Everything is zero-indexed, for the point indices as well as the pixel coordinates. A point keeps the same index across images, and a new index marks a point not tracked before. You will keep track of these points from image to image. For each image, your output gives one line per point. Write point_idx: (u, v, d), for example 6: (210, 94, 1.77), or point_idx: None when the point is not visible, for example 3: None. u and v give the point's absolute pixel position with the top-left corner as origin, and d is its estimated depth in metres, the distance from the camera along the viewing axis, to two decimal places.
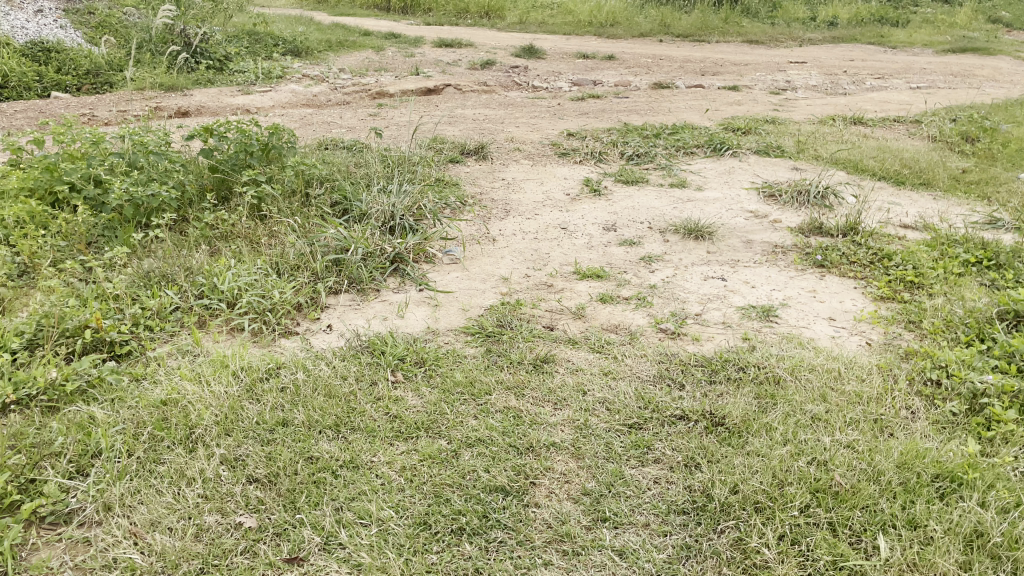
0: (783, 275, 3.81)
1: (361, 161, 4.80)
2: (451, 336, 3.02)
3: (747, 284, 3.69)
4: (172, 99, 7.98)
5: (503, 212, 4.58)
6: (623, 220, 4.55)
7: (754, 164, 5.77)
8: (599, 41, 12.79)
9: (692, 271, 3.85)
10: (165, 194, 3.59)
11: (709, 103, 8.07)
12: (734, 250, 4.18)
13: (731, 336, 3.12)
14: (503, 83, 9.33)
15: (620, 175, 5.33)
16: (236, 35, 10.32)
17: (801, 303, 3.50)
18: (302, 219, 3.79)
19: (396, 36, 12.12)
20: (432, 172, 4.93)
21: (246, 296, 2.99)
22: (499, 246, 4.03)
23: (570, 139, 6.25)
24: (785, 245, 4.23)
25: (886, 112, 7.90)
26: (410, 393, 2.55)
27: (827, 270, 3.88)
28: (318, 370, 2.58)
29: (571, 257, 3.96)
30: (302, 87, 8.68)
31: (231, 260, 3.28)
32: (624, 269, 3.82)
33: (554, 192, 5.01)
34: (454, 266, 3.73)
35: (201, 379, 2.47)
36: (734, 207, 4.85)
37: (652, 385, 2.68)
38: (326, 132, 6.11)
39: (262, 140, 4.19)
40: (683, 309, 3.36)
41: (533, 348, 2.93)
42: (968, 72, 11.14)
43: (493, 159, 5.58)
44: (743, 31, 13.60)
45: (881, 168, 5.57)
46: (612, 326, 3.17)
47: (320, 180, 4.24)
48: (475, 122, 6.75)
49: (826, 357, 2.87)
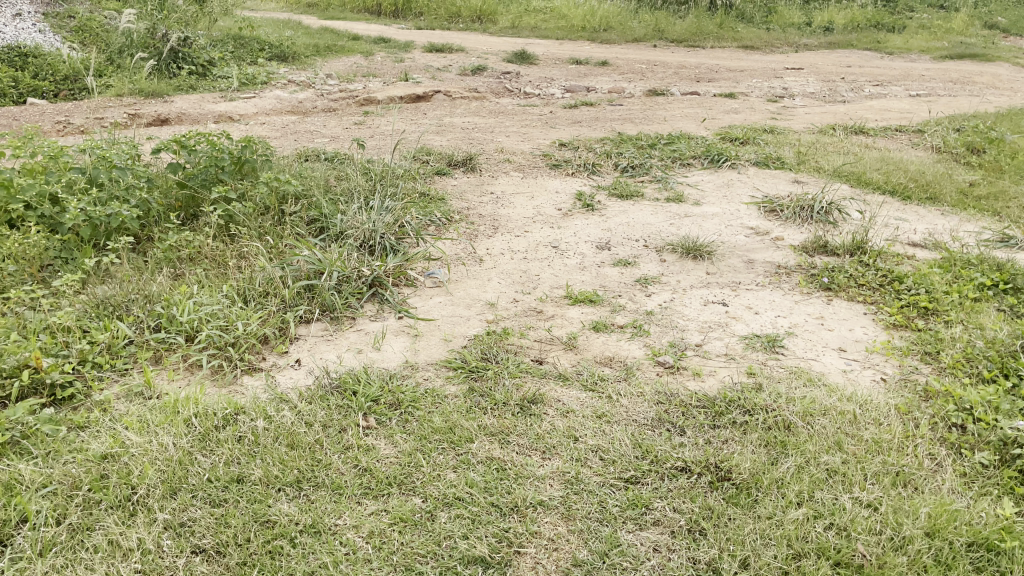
0: (788, 299, 3.58)
1: (342, 175, 4.56)
2: (431, 371, 2.78)
3: (750, 310, 3.45)
4: (152, 106, 7.73)
5: (490, 228, 4.34)
6: (618, 237, 4.31)
7: (753, 176, 5.55)
8: (592, 46, 12.57)
9: (692, 294, 3.61)
10: (126, 213, 3.34)
11: (705, 112, 7.86)
12: (735, 271, 3.94)
13: (735, 371, 2.88)
14: (494, 90, 9.10)
15: (614, 189, 5.10)
16: (221, 39, 10.07)
17: (809, 331, 3.27)
18: (275, 240, 3.55)
19: (386, 41, 11.87)
20: (417, 185, 4.69)
21: (206, 328, 2.75)
22: (486, 267, 3.78)
23: (562, 150, 6.02)
24: (788, 266, 4.00)
25: (886, 121, 7.69)
26: (383, 441, 2.31)
27: (834, 294, 3.65)
28: (281, 416, 2.34)
29: (562, 279, 3.72)
30: (287, 94, 8.44)
31: (193, 287, 3.03)
32: (619, 292, 3.59)
33: (544, 207, 4.77)
34: (437, 290, 3.48)
35: (148, 428, 2.22)
36: (734, 224, 4.62)
37: (650, 430, 2.44)
38: (308, 141, 5.86)
39: (235, 152, 3.94)
40: (683, 339, 3.12)
41: (519, 386, 2.69)
42: (967, 79, 10.95)
43: (481, 171, 5.35)
44: (738, 36, 13.40)
45: (886, 181, 5.35)
46: (606, 359, 2.94)
47: (297, 196, 4.00)
48: (464, 131, 6.51)
49: (839, 396, 2.64)
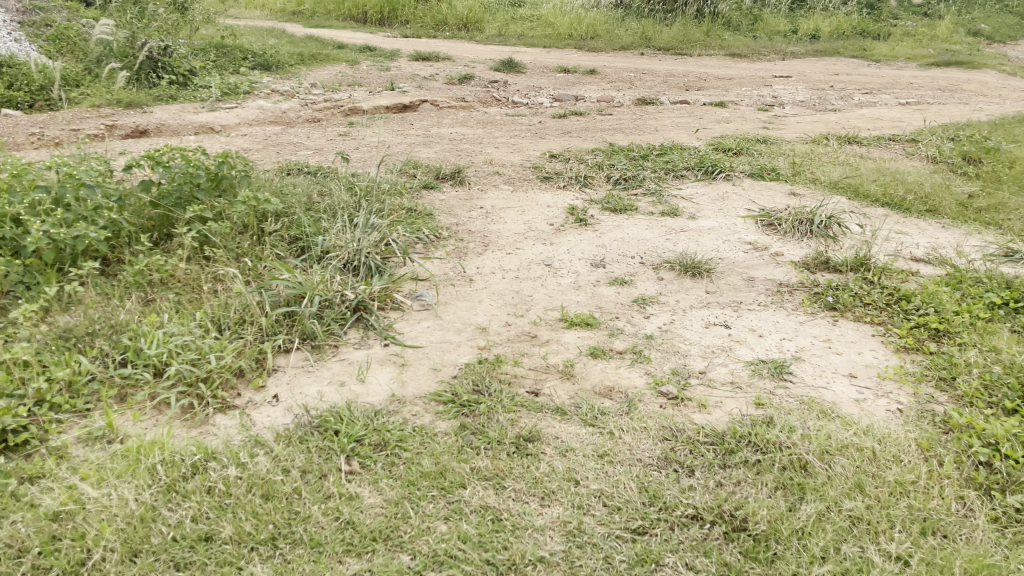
0: (793, 320, 3.42)
1: (325, 190, 4.37)
2: (419, 406, 2.59)
3: (754, 332, 3.29)
4: (131, 116, 7.51)
5: (480, 245, 4.17)
6: (613, 254, 4.15)
7: (749, 188, 5.40)
8: (580, 54, 12.44)
9: (692, 315, 3.45)
10: (93, 234, 3.14)
11: (697, 121, 7.72)
12: (736, 289, 3.78)
13: (743, 402, 2.71)
14: (481, 99, 8.94)
15: (608, 202, 4.94)
16: (202, 48, 9.85)
17: (817, 355, 3.11)
18: (253, 261, 3.36)
19: (372, 49, 11.70)
20: (404, 200, 4.51)
21: (177, 361, 2.56)
22: (476, 287, 3.60)
23: (553, 161, 5.86)
24: (790, 283, 3.85)
25: (879, 130, 7.58)
26: (368, 489, 2.14)
27: (839, 314, 3.50)
28: (256, 463, 2.16)
29: (556, 300, 3.54)
30: (270, 103, 8.24)
31: (164, 317, 2.84)
32: (617, 314, 3.42)
33: (536, 222, 4.60)
34: (424, 313, 3.30)
35: (109, 479, 2.05)
36: (732, 239, 4.47)
37: (655, 471, 2.28)
38: (290, 154, 5.67)
39: (212, 168, 3.76)
40: (686, 365, 2.95)
41: (515, 422, 2.51)
42: (955, 86, 10.90)
43: (470, 184, 5.17)
44: (725, 44, 13.31)
45: (883, 193, 5.22)
46: (605, 389, 2.76)
47: (278, 214, 3.82)
48: (451, 142, 6.34)
49: (855, 430, 2.48)
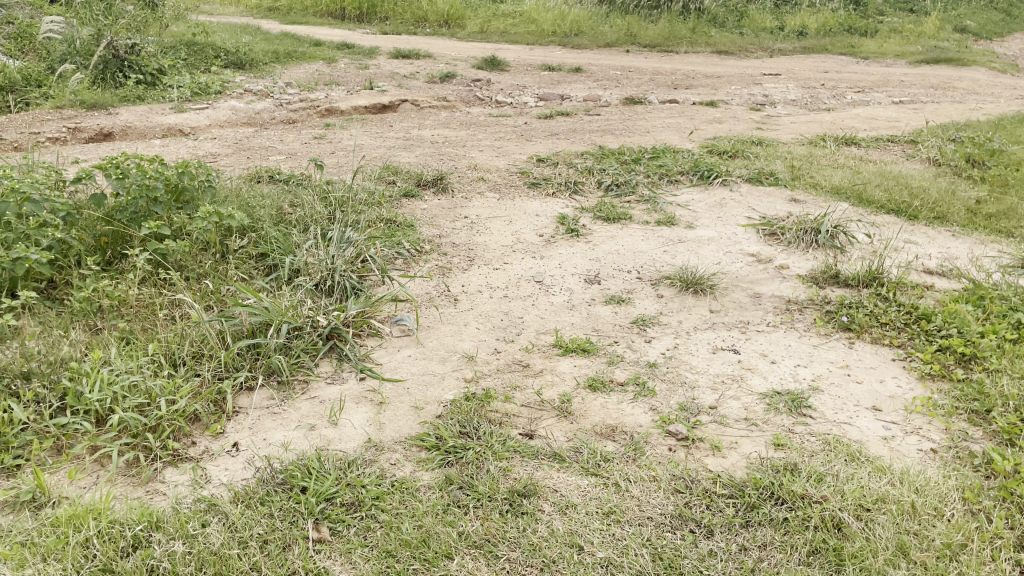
0: (806, 344, 3.15)
1: (298, 201, 4.07)
2: (399, 453, 2.30)
3: (765, 358, 3.01)
4: (94, 118, 7.16)
5: (465, 260, 3.88)
6: (608, 268, 3.87)
7: (747, 194, 5.14)
8: (564, 52, 12.16)
9: (697, 339, 3.17)
10: (34, 257, 2.83)
11: (688, 122, 7.46)
12: (741, 308, 3.51)
13: (760, 442, 2.44)
14: (464, 98, 8.64)
15: (600, 211, 4.66)
16: (173, 46, 9.50)
17: (836, 385, 2.84)
18: (215, 283, 3.06)
19: (349, 46, 11.36)
20: (383, 210, 4.22)
21: (122, 406, 2.24)
22: (461, 309, 3.31)
23: (540, 165, 5.57)
24: (799, 301, 3.58)
25: (876, 130, 7.35)
26: (340, 563, 1.85)
27: (855, 337, 3.23)
28: (211, 532, 1.87)
29: (549, 322, 3.26)
30: (243, 103, 7.90)
31: (110, 351, 2.53)
32: (615, 338, 3.14)
33: (524, 233, 4.32)
34: (405, 340, 3.00)
35: (33, 560, 1.75)
36: (733, 250, 4.20)
37: (668, 532, 2.01)
38: (262, 159, 5.36)
39: (171, 180, 3.44)
40: (694, 399, 2.67)
41: (507, 472, 2.22)
42: (947, 84, 10.71)
43: (453, 192, 4.88)
44: (712, 41, 13.06)
45: (888, 199, 4.97)
46: (607, 429, 2.48)
47: (244, 229, 3.52)
48: (433, 145, 6.04)
49: (890, 478, 2.20)
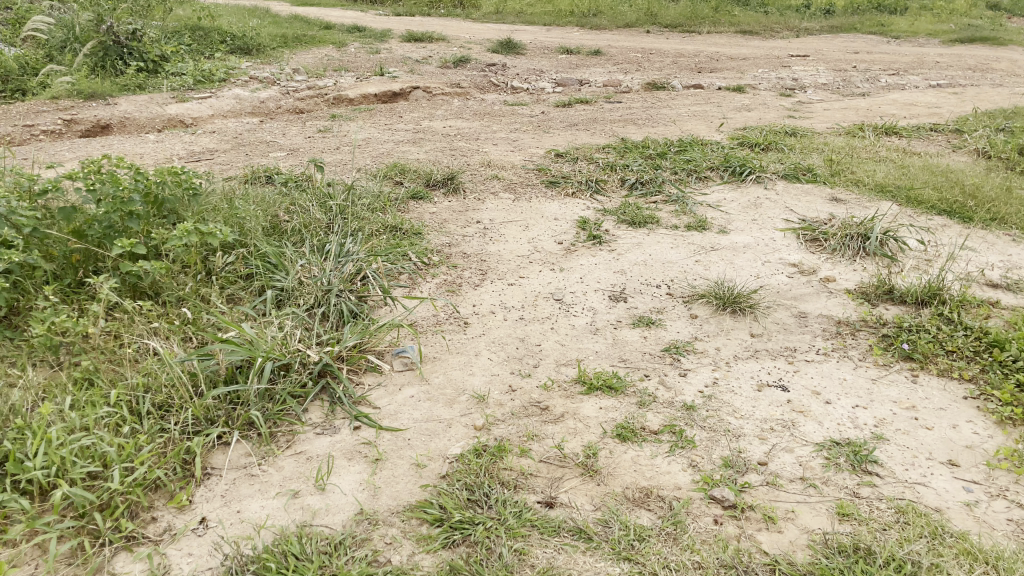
0: (863, 378, 2.77)
1: (295, 208, 3.74)
2: (397, 528, 1.95)
3: (817, 397, 2.64)
4: (91, 110, 6.83)
5: (477, 274, 3.52)
6: (635, 283, 3.51)
7: (784, 193, 4.74)
8: (583, 33, 11.70)
9: (738, 371, 2.80)
10: None
11: (715, 109, 7.04)
12: (786, 331, 3.13)
13: (821, 512, 2.07)
14: (478, 84, 8.25)
15: (624, 214, 4.27)
16: (176, 30, 9.15)
17: (903, 432, 2.46)
18: (194, 313, 2.75)
19: (360, 29, 10.97)
20: (387, 217, 3.87)
21: (69, 477, 1.91)
22: (472, 336, 2.96)
23: (558, 161, 5.19)
24: (851, 322, 3.19)
25: (917, 118, 6.89)
26: None
27: (918, 370, 2.84)
28: None
29: (570, 351, 2.91)
30: (248, 91, 7.55)
31: (63, 402, 2.19)
32: (644, 371, 2.78)
33: (541, 241, 3.95)
34: (408, 376, 2.65)
35: None
36: (772, 259, 3.82)
37: None
38: (261, 156, 5.02)
39: (151, 189, 3.10)
40: (741, 453, 2.30)
41: (523, 557, 1.87)
42: (985, 66, 10.15)
43: (465, 192, 4.51)
44: (736, 21, 12.52)
45: (939, 197, 4.54)
46: (641, 494, 2.12)
47: (232, 244, 3.20)
48: (444, 139, 5.67)
49: (984, 568, 1.84)
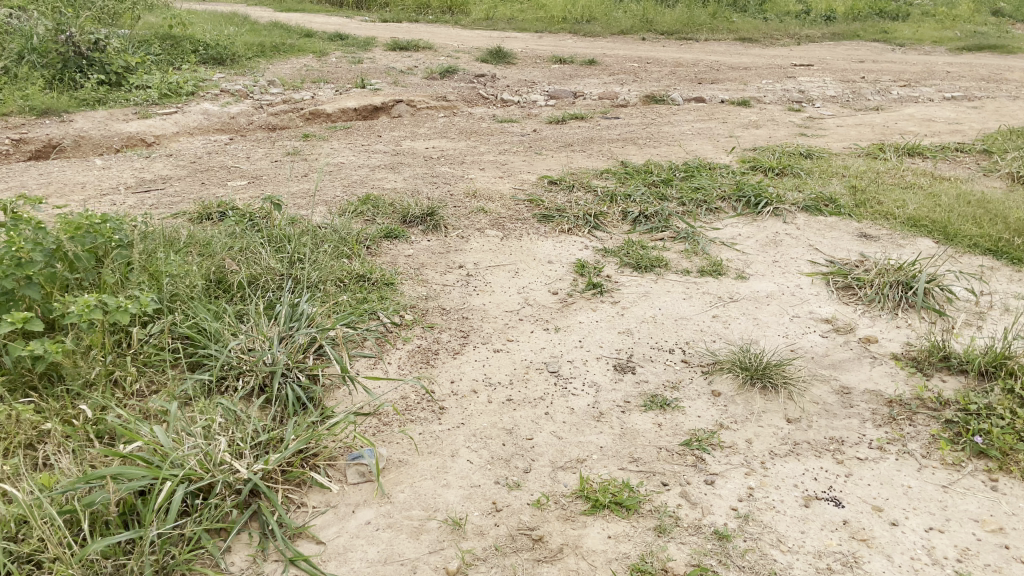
0: (933, 487, 2.24)
1: (246, 253, 3.19)
2: None
3: (881, 516, 2.10)
4: (43, 127, 6.26)
5: (459, 338, 2.98)
6: (644, 345, 2.98)
7: (806, 228, 4.22)
8: (576, 41, 11.17)
9: (776, 474, 2.27)
10: None
11: (720, 127, 6.52)
12: (828, 412, 2.60)
13: None
14: (466, 97, 7.71)
15: (628, 256, 3.74)
16: (145, 39, 8.58)
17: (995, 570, 1.93)
18: (98, 405, 2.22)
19: (342, 37, 10.41)
20: (355, 264, 3.32)
21: None
22: (449, 429, 2.41)
23: (552, 189, 4.66)
24: (905, 402, 2.65)
25: (938, 136, 6.38)
26: None
27: (997, 473, 2.30)
28: None
29: (569, 447, 2.36)
30: (217, 106, 6.99)
31: None
32: (661, 476, 2.24)
33: (533, 290, 3.41)
34: (364, 493, 2.11)
35: None
36: (801, 313, 3.29)
37: None
38: (219, 185, 4.47)
39: (59, 245, 2.56)
40: None
41: None
42: (997, 76, 9.67)
43: (447, 229, 3.97)
44: (735, 27, 12.01)
45: (981, 232, 4.02)
46: None
47: (159, 308, 2.67)
48: (425, 163, 5.14)
49: None
